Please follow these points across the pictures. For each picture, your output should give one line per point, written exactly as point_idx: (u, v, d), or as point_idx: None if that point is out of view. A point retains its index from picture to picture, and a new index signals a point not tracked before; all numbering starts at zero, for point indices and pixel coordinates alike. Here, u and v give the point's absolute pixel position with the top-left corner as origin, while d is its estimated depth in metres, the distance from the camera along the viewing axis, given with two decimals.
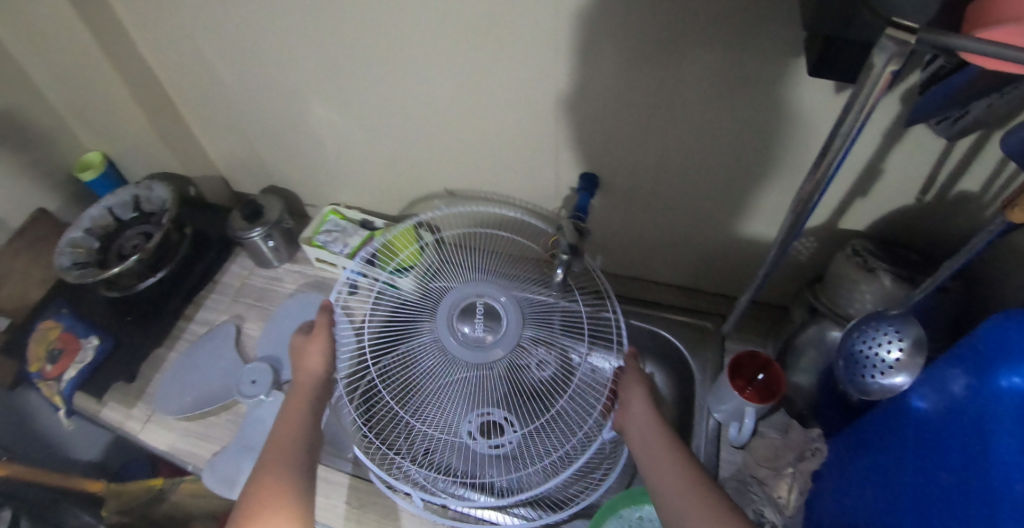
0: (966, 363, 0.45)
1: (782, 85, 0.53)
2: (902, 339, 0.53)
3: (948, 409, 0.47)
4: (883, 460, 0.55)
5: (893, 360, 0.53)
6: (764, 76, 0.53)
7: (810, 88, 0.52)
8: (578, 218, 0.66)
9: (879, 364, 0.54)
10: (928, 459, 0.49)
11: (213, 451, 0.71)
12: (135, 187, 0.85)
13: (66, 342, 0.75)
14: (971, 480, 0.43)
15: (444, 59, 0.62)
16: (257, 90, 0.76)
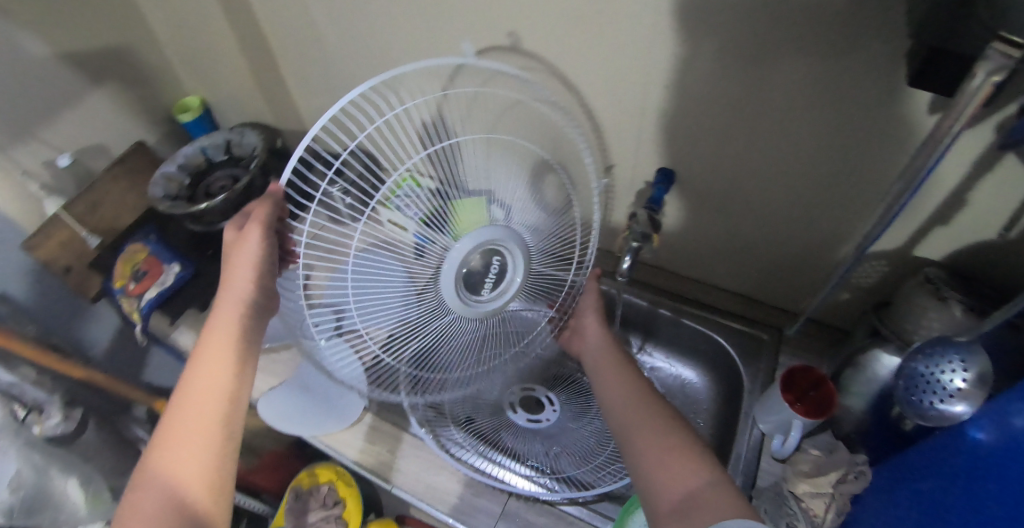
0: None
1: (878, 104, 0.53)
2: (967, 370, 0.52)
3: (1008, 438, 0.46)
4: (933, 486, 0.54)
5: (956, 387, 0.52)
6: (863, 92, 0.53)
7: (908, 110, 0.52)
8: (653, 208, 0.67)
9: (940, 391, 0.54)
10: (980, 486, 0.47)
11: (275, 385, 0.75)
12: (230, 132, 0.91)
13: (150, 265, 0.82)
14: (1015, 511, 0.41)
15: (541, 41, 0.65)
16: (355, 53, 0.80)
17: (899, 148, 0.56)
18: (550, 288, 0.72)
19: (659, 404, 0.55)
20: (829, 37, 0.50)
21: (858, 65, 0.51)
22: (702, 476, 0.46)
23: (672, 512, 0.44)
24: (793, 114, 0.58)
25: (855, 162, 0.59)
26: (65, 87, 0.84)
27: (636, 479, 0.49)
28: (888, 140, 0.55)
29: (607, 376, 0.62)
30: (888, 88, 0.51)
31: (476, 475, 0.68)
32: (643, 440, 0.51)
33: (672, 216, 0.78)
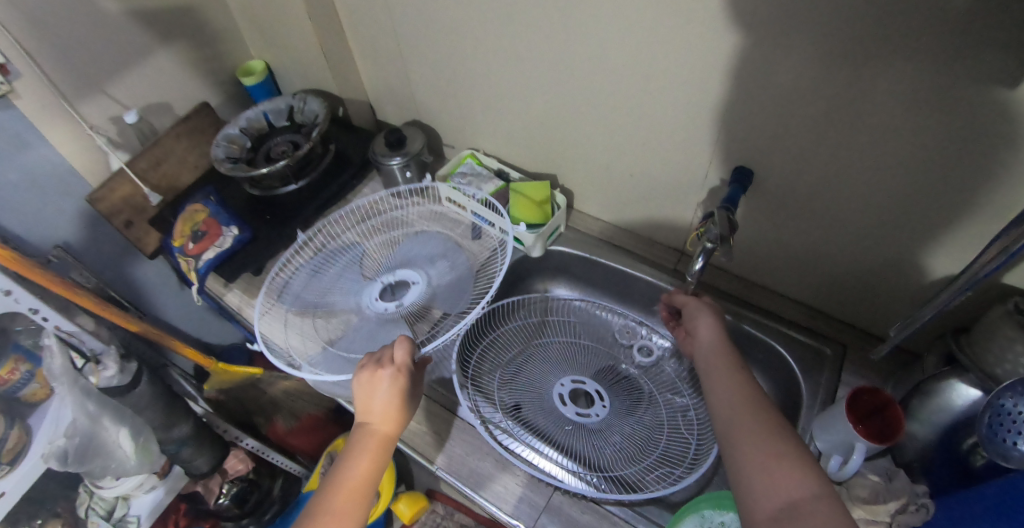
0: None
1: (998, 118, 0.48)
2: None
3: None
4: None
5: None
6: (976, 106, 0.49)
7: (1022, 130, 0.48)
8: (729, 208, 0.63)
9: None
10: None
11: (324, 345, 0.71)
12: (292, 98, 0.90)
13: (209, 227, 0.80)
14: None
15: (620, 23, 0.61)
16: (430, 28, 0.77)
17: (1008, 168, 0.51)
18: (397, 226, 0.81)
19: (770, 412, 0.49)
20: (953, 42, 0.46)
21: (976, 74, 0.47)
22: (808, 487, 0.42)
23: (770, 521, 0.41)
24: (894, 123, 0.54)
25: (958, 180, 0.55)
26: (134, 46, 0.84)
27: (733, 488, 0.45)
28: (999, 158, 0.51)
29: (713, 371, 0.55)
30: (1006, 102, 0.47)
31: (523, 461, 0.66)
32: (748, 447, 0.46)
33: (742, 216, 0.75)
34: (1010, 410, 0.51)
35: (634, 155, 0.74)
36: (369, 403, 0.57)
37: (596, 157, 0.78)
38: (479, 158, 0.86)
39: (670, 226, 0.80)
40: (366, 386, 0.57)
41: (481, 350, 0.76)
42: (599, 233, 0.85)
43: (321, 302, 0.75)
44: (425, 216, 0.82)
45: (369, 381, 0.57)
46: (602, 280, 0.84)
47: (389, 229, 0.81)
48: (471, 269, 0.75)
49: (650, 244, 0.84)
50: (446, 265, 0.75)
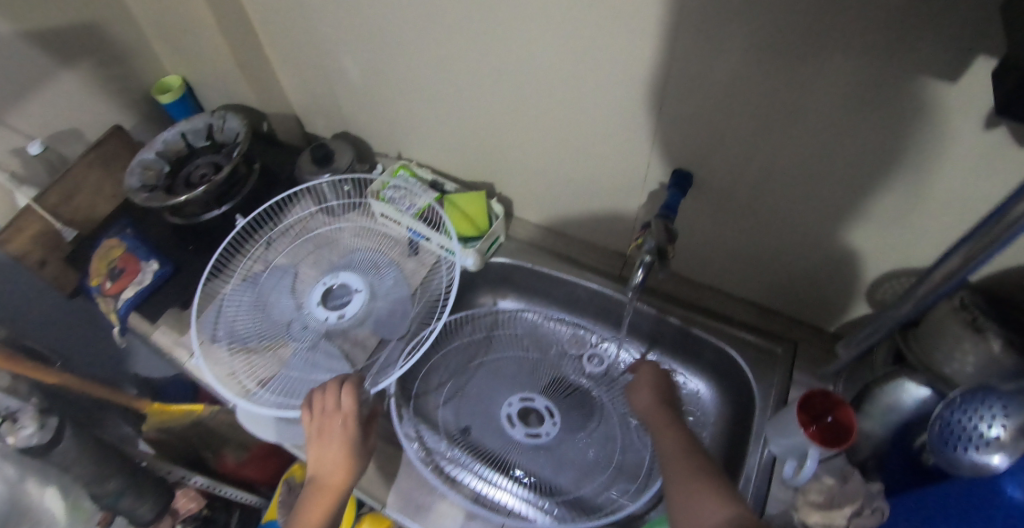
0: None
1: (941, 109, 0.47)
2: (1009, 419, 0.46)
3: None
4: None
5: (993, 436, 0.46)
6: (918, 100, 0.47)
7: (965, 122, 0.47)
8: (667, 215, 0.60)
9: (975, 439, 0.47)
10: None
11: (259, 382, 0.68)
12: (211, 116, 0.83)
13: (127, 263, 0.75)
14: None
15: (548, 26, 0.57)
16: (349, 36, 0.71)
17: (952, 159, 0.50)
18: (321, 243, 0.77)
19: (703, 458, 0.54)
20: (897, 34, 0.43)
21: (919, 67, 0.44)
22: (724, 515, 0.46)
23: None
24: (832, 113, 0.52)
25: (901, 171, 0.54)
26: (31, 71, 0.77)
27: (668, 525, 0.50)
28: (940, 151, 0.50)
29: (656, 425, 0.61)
30: (949, 94, 0.45)
31: (473, 497, 0.64)
32: (679, 484, 0.51)
33: (683, 215, 0.72)
34: (961, 418, 0.49)
35: (570, 159, 0.71)
36: (321, 455, 0.59)
37: (534, 166, 0.75)
38: (409, 167, 0.82)
39: (612, 228, 0.77)
40: (316, 440, 0.58)
41: (424, 373, 0.74)
42: (541, 241, 0.82)
43: (254, 327, 0.71)
44: (354, 226, 0.78)
45: (314, 425, 0.58)
46: (548, 290, 0.81)
47: (319, 245, 0.77)
48: (410, 289, 0.73)
49: (595, 249, 0.81)
50: (390, 278, 0.73)
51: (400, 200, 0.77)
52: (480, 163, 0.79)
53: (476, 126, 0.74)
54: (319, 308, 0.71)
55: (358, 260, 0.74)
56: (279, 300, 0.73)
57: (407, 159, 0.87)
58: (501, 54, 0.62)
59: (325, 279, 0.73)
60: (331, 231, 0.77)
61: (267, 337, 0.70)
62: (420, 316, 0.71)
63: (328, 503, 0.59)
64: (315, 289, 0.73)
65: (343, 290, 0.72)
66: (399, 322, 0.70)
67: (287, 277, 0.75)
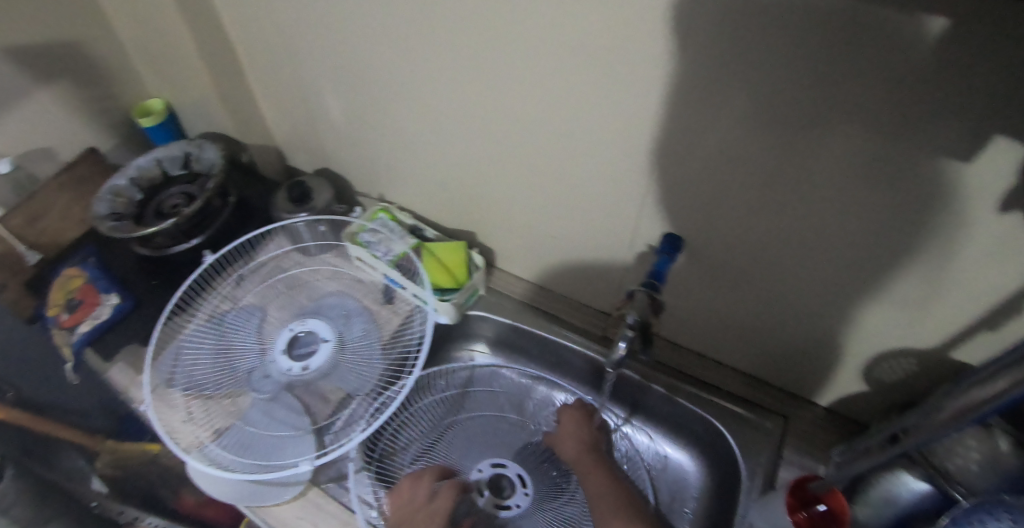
0: None
1: (956, 189, 0.43)
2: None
3: None
4: None
5: None
6: (926, 183, 0.44)
7: (979, 205, 0.43)
8: (653, 285, 0.56)
9: None
10: None
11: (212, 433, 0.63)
12: (189, 144, 0.81)
13: (85, 295, 0.77)
14: None
15: (538, 79, 0.54)
16: (335, 75, 0.69)
17: (966, 238, 0.47)
18: (293, 284, 0.73)
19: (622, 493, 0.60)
20: (904, 112, 0.40)
21: (928, 145, 0.41)
22: None
23: None
24: (833, 188, 0.49)
25: (907, 250, 0.50)
26: (9, 89, 0.74)
27: None
28: (954, 231, 0.47)
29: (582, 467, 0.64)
30: (964, 174, 0.42)
31: None
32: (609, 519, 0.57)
33: (671, 280, 0.69)
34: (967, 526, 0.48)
35: (556, 214, 0.68)
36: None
37: (517, 219, 0.72)
38: (389, 209, 0.79)
39: (597, 287, 0.74)
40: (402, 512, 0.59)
41: (391, 430, 0.70)
42: (523, 295, 0.79)
43: (212, 372, 0.67)
44: (331, 270, 0.75)
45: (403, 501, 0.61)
46: (527, 345, 0.77)
47: (289, 286, 0.73)
48: (380, 341, 0.69)
49: (579, 308, 0.78)
50: (360, 328, 0.69)
51: (375, 243, 0.73)
52: (463, 212, 0.76)
53: (460, 174, 0.71)
54: (282, 357, 0.67)
55: (329, 306, 0.71)
56: (241, 343, 0.69)
57: (389, 203, 0.84)
58: (490, 103, 0.60)
59: (292, 324, 0.69)
60: (302, 272, 0.74)
61: (222, 382, 0.66)
62: (387, 373, 0.67)
63: None
64: (280, 335, 0.69)
65: (311, 338, 0.68)
66: (367, 376, 0.66)
67: (253, 320, 0.70)
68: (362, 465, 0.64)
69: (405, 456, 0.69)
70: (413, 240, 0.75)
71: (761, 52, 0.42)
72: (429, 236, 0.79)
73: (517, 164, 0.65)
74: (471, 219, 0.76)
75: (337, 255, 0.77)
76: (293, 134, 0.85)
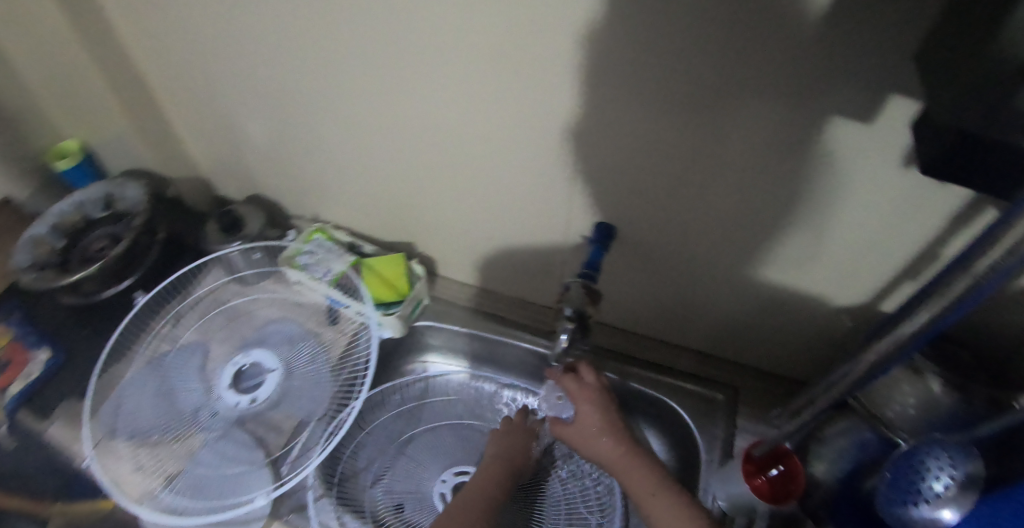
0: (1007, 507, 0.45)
1: (860, 148, 0.45)
2: (956, 471, 0.49)
3: None
4: None
5: (944, 489, 0.48)
6: (832, 146, 0.46)
7: (884, 162, 0.46)
8: (589, 275, 0.57)
9: (927, 492, 0.49)
10: None
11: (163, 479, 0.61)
12: (109, 184, 0.78)
13: (12, 353, 0.69)
14: None
15: (457, 82, 0.54)
16: (253, 97, 0.67)
17: (873, 195, 0.49)
18: (234, 316, 0.72)
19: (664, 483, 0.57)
20: (806, 78, 0.42)
21: (832, 109, 0.43)
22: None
23: None
24: (749, 162, 0.50)
25: (824, 212, 0.52)
26: None
27: None
28: (864, 190, 0.49)
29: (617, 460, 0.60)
30: (865, 134, 0.44)
31: None
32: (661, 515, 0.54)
33: (613, 268, 0.69)
34: (920, 471, 0.50)
35: (490, 216, 0.68)
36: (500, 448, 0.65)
37: (454, 226, 0.72)
38: (325, 229, 0.78)
39: (541, 282, 0.74)
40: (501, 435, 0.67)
41: (351, 452, 0.69)
42: (468, 300, 0.79)
43: (155, 416, 0.64)
44: (270, 297, 0.73)
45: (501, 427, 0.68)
46: (477, 348, 0.77)
47: (230, 319, 0.72)
48: (328, 364, 0.68)
49: (524, 305, 0.79)
50: (307, 354, 0.68)
51: (313, 264, 0.72)
52: (401, 224, 0.76)
53: (391, 186, 0.70)
54: (228, 391, 0.65)
55: (274, 334, 0.70)
56: (185, 382, 0.66)
57: (323, 221, 0.82)
58: (413, 111, 0.59)
59: (236, 356, 0.68)
60: (242, 302, 0.72)
61: (168, 425, 0.64)
62: (337, 397, 0.66)
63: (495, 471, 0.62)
64: (226, 369, 0.67)
65: (258, 368, 0.67)
66: (319, 400, 0.66)
67: (196, 358, 0.68)
68: (322, 491, 0.63)
69: (366, 476, 0.68)
70: (351, 256, 0.74)
71: (667, 34, 0.42)
72: (368, 252, 0.78)
73: (446, 169, 0.64)
74: (410, 230, 0.76)
75: (275, 280, 0.74)
76: (218, 162, 0.82)
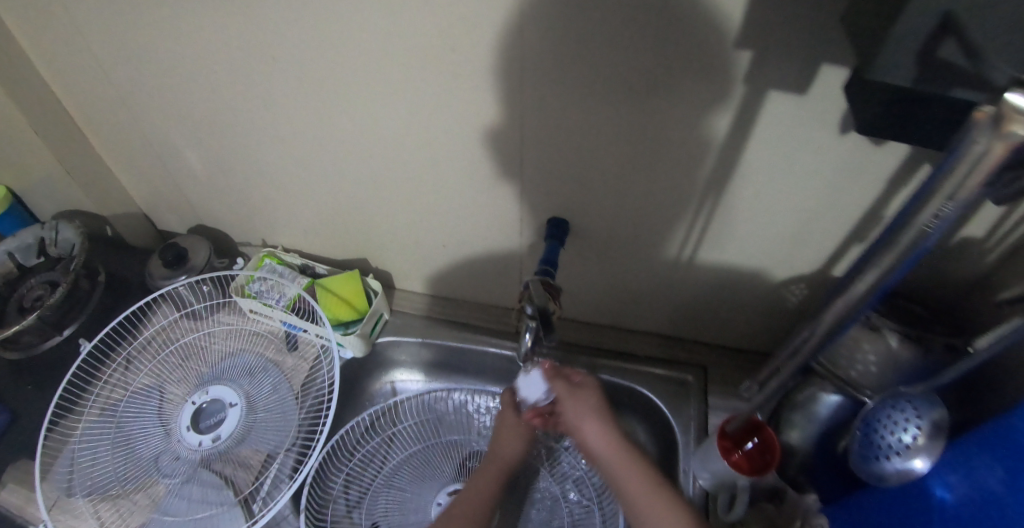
0: (1003, 456, 0.42)
1: (797, 120, 0.45)
2: (922, 419, 0.48)
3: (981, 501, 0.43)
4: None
5: (911, 440, 0.48)
6: (769, 118, 0.46)
7: (821, 130, 0.46)
8: (547, 272, 0.56)
9: (893, 445, 0.49)
10: None
11: None
12: (41, 228, 0.74)
13: None
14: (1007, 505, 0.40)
15: (390, 88, 0.52)
16: (183, 123, 0.64)
17: (814, 165, 0.49)
18: (188, 352, 0.69)
19: (661, 487, 0.51)
20: (739, 51, 0.41)
21: (767, 81, 0.43)
22: None
23: None
24: (692, 142, 0.50)
25: (769, 187, 0.53)
26: None
27: None
28: (806, 159, 0.49)
29: (617, 465, 0.53)
30: (799, 105, 0.44)
31: None
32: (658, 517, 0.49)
33: (572, 262, 0.68)
34: (886, 424, 0.50)
35: (443, 223, 0.66)
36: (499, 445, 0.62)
37: (409, 235, 0.70)
38: (274, 253, 0.76)
39: (501, 283, 0.73)
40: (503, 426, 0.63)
41: (342, 484, 0.65)
42: (429, 310, 0.78)
43: (112, 469, 0.61)
44: (226, 329, 0.70)
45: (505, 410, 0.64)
46: (443, 358, 0.75)
47: (183, 356, 0.68)
48: (292, 391, 0.66)
49: (486, 309, 0.78)
50: (268, 384, 0.66)
51: (265, 291, 0.70)
52: (353, 240, 0.73)
53: (338, 201, 0.68)
54: (189, 432, 0.63)
55: (233, 367, 0.67)
56: (141, 428, 0.63)
57: (273, 246, 0.79)
58: (350, 121, 0.57)
59: (194, 395, 0.65)
60: (196, 338, 0.70)
61: (129, 476, 0.61)
62: (304, 425, 0.64)
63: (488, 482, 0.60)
64: (185, 410, 0.64)
65: (217, 405, 0.65)
66: (284, 430, 0.63)
67: (152, 402, 0.65)
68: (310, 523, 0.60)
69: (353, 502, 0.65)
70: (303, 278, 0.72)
71: (596, 19, 0.41)
72: (321, 271, 0.76)
73: (393, 179, 0.62)
74: (363, 244, 0.74)
75: (229, 312, 0.72)
76: (155, 194, 0.78)
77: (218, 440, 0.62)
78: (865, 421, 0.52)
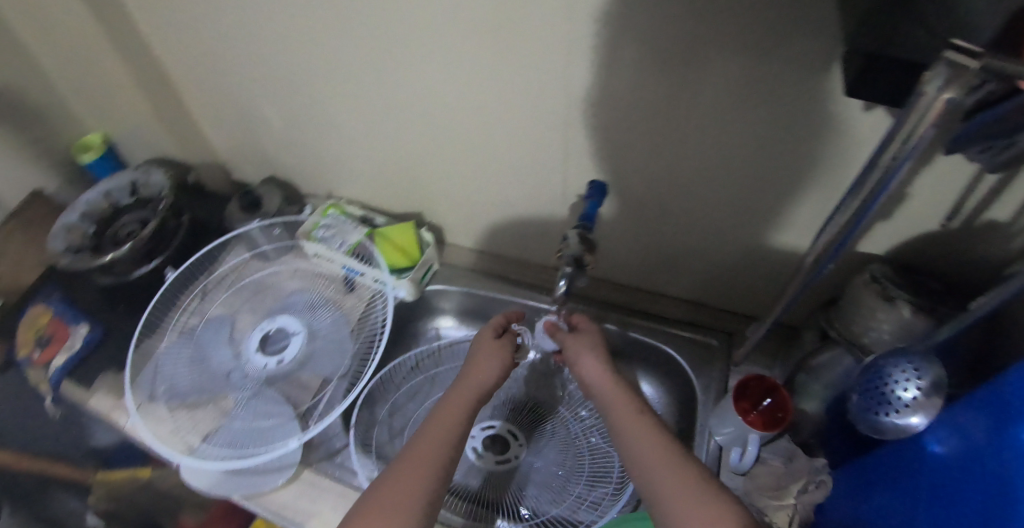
0: (990, 408, 0.43)
1: None
2: (922, 379, 0.52)
3: (964, 450, 0.46)
4: (899, 470, 0.54)
5: (911, 398, 0.52)
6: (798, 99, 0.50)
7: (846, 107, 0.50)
8: (585, 227, 0.62)
9: (895, 402, 0.53)
10: (950, 475, 0.47)
11: (203, 435, 0.66)
12: (135, 171, 0.83)
13: (55, 328, 0.76)
14: (986, 454, 0.43)
15: (453, 59, 0.58)
16: (265, 84, 0.72)
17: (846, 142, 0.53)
18: (258, 288, 0.77)
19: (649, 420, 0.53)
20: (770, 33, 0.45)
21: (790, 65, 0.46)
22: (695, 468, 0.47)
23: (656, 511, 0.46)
24: (727, 116, 0.54)
25: (798, 163, 0.57)
26: None
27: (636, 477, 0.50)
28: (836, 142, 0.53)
29: (611, 397, 0.56)
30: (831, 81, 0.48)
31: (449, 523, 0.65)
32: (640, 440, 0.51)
33: (608, 225, 0.74)
34: (889, 383, 0.54)
35: (493, 184, 0.73)
36: (479, 363, 0.62)
37: (461, 194, 0.77)
38: (337, 204, 0.84)
39: (542, 244, 0.80)
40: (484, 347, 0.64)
41: (385, 412, 0.73)
42: (478, 265, 0.85)
43: (187, 381, 0.69)
44: (293, 269, 0.78)
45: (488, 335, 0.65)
46: (483, 309, 0.82)
47: (254, 291, 0.77)
48: (349, 325, 0.73)
49: (528, 267, 0.85)
50: (328, 319, 0.74)
51: (329, 238, 0.79)
52: (411, 197, 0.81)
53: (399, 160, 0.75)
54: (256, 354, 0.71)
55: (298, 301, 0.75)
56: (213, 348, 0.72)
57: (337, 199, 0.88)
58: (414, 87, 0.63)
59: (263, 324, 0.73)
60: (266, 276, 0.78)
61: (201, 387, 0.69)
62: (359, 354, 0.72)
63: (462, 397, 0.58)
64: (253, 335, 0.72)
65: (281, 333, 0.73)
66: (339, 359, 0.71)
67: (224, 328, 0.73)
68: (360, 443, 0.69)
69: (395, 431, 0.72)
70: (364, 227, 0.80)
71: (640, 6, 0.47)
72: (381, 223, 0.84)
73: (451, 141, 0.69)
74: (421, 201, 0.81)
75: (296, 254, 0.80)
76: (233, 146, 0.87)
77: (281, 362, 0.70)
78: (872, 380, 0.56)
